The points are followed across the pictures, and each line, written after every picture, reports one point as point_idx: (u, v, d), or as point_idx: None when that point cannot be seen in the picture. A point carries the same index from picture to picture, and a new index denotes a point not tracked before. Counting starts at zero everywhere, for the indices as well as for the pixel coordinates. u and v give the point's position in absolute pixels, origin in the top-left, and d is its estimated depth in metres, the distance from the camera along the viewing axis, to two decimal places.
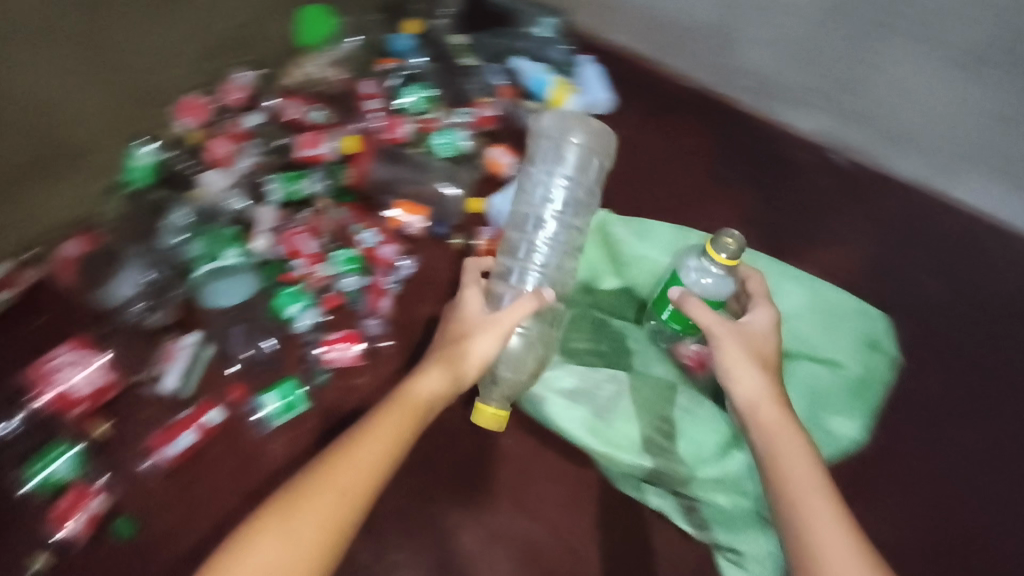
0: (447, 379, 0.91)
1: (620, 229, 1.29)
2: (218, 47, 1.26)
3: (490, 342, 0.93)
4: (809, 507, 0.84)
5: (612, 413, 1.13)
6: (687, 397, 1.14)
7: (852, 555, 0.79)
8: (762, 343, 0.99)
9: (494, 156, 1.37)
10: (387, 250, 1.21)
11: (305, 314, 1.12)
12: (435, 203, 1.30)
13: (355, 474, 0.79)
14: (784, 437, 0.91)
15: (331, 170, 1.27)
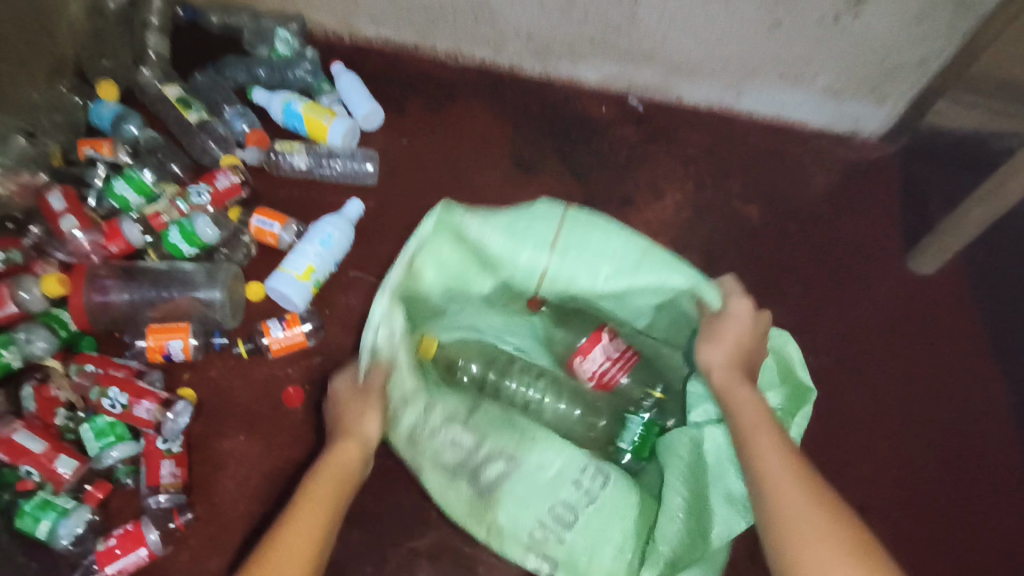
0: (359, 451, 0.82)
1: (482, 225, 0.89)
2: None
3: (352, 414, 0.84)
4: (772, 469, 0.69)
5: (495, 502, 0.85)
6: (597, 480, 0.86)
7: (843, 522, 0.64)
8: (734, 330, 0.83)
9: (258, 225, 1.15)
10: (143, 409, 0.93)
11: (62, 529, 0.87)
12: (199, 311, 1.07)
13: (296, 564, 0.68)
14: (743, 386, 0.78)
15: (45, 321, 0.99)
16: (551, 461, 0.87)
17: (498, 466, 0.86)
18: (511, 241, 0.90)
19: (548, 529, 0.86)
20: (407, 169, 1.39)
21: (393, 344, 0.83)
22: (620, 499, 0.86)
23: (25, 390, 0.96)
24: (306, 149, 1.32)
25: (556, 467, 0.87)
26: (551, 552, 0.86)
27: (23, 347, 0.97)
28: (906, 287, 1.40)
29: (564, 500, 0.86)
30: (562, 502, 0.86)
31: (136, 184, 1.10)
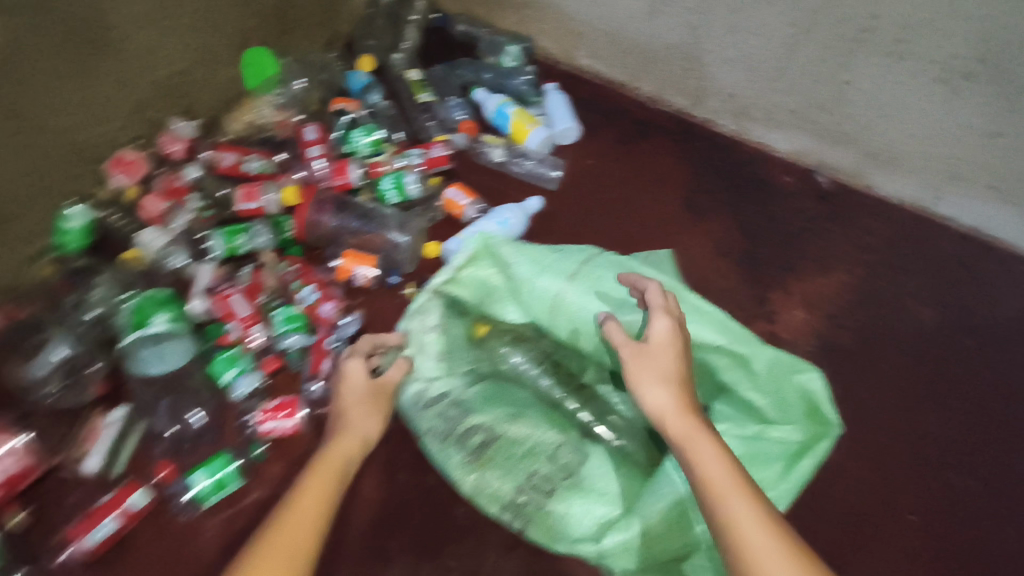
0: (354, 449, 0.83)
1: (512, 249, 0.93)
2: (155, 99, 1.24)
3: (359, 413, 0.85)
4: (764, 553, 0.62)
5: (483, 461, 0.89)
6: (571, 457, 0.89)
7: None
8: (664, 361, 0.77)
9: (450, 196, 1.31)
10: (327, 307, 1.12)
11: (240, 381, 1.04)
12: (388, 249, 1.24)
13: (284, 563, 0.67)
14: (708, 441, 0.70)
15: (274, 222, 1.21)
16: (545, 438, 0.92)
17: (480, 437, 0.90)
18: (540, 266, 0.93)
19: (529, 494, 0.87)
20: (586, 185, 1.50)
21: (422, 331, 0.93)
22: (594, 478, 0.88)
23: (245, 270, 1.18)
24: (505, 145, 1.48)
25: (534, 441, 0.91)
26: (524, 511, 0.85)
27: (252, 239, 1.20)
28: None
29: (542, 472, 0.88)
30: (541, 472, 0.87)
31: (368, 136, 1.32)
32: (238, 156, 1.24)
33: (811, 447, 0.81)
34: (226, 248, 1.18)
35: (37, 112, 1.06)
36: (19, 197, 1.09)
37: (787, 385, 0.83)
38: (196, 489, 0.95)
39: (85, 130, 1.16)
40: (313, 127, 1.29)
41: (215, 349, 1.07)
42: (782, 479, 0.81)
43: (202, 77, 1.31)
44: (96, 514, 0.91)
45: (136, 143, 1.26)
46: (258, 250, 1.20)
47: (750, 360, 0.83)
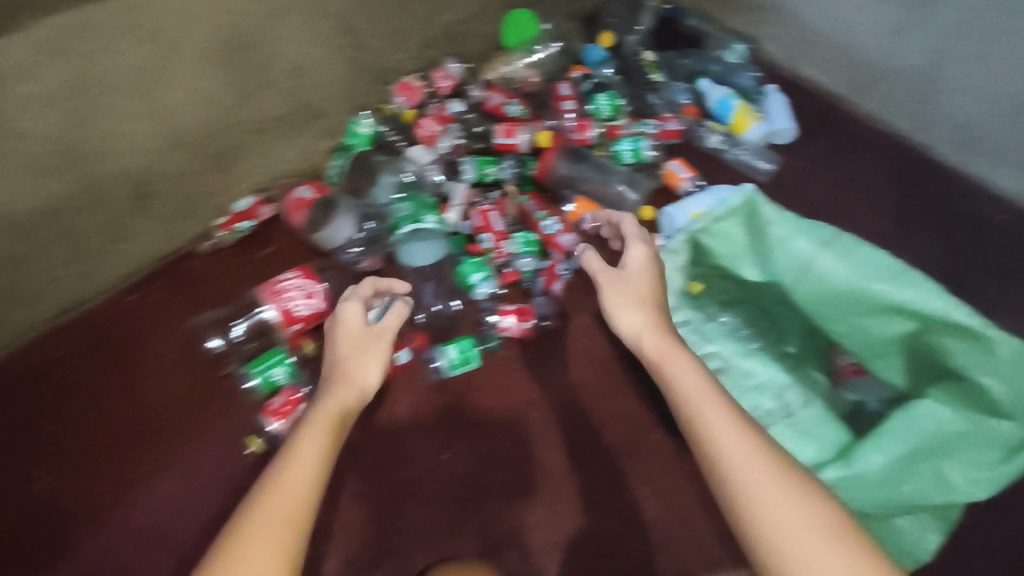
0: (353, 396, 0.84)
1: (777, 213, 1.00)
2: (442, 38, 1.42)
3: (354, 357, 0.89)
4: (740, 454, 0.68)
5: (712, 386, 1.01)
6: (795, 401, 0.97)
7: (816, 503, 0.65)
8: (638, 284, 0.89)
9: (672, 167, 1.42)
10: (567, 238, 1.25)
11: (483, 285, 1.19)
12: (615, 203, 1.39)
13: (310, 473, 0.70)
14: (681, 357, 0.79)
15: (522, 159, 1.38)
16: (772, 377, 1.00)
17: (714, 366, 1.02)
18: (797, 228, 0.99)
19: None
20: (791, 183, 1.57)
21: (669, 269, 1.04)
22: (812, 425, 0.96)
23: (491, 194, 1.36)
24: (725, 133, 1.57)
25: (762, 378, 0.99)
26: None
27: (501, 170, 1.36)
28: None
29: (764, 407, 0.98)
30: (761, 408, 0.98)
31: (612, 102, 1.43)
32: (503, 99, 1.40)
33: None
34: (481, 173, 1.35)
35: (364, 31, 1.25)
36: (332, 100, 1.29)
37: None
38: (445, 358, 1.13)
39: (389, 55, 1.34)
40: (568, 86, 1.44)
41: (466, 254, 1.25)
42: (1002, 464, 0.85)
43: (477, 25, 1.48)
44: None
45: (417, 75, 1.43)
46: (504, 181, 1.37)
47: (996, 345, 0.85)
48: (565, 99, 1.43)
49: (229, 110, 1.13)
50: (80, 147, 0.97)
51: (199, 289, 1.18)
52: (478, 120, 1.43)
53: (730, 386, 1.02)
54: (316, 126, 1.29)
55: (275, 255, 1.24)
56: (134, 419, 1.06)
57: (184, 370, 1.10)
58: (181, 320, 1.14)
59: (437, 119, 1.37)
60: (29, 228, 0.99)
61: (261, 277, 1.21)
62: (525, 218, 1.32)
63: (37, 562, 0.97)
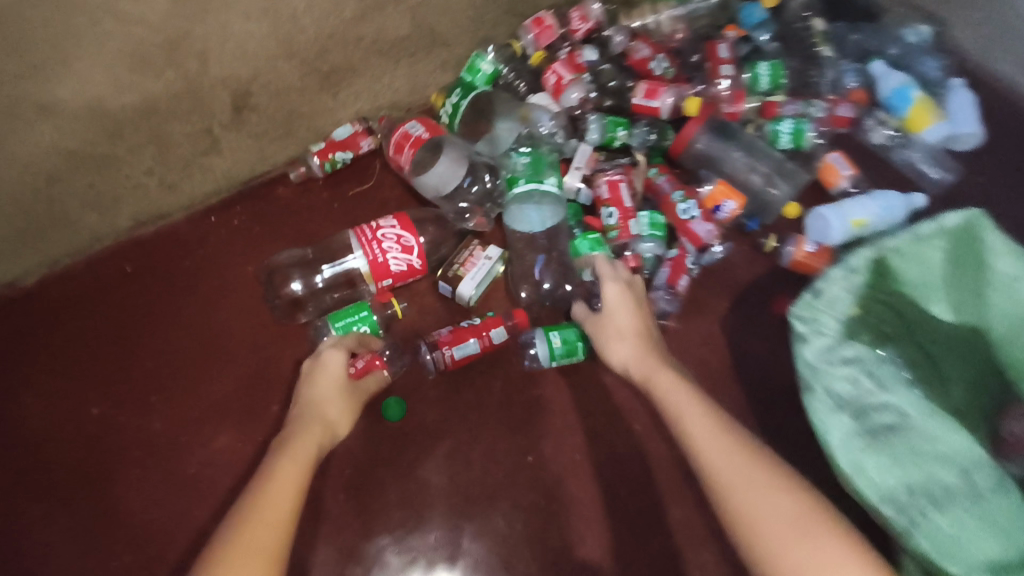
0: (326, 433, 0.78)
1: (1006, 250, 0.84)
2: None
3: (330, 402, 0.83)
4: (717, 458, 0.67)
5: (884, 442, 0.78)
6: (983, 478, 0.77)
7: (787, 495, 0.62)
8: (620, 320, 0.86)
9: (831, 161, 1.19)
10: (703, 228, 1.07)
11: (598, 268, 0.99)
12: (758, 194, 1.17)
13: (290, 494, 0.65)
14: (662, 370, 0.79)
15: (660, 128, 1.19)
16: (959, 443, 0.79)
17: (889, 418, 0.79)
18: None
19: (917, 497, 0.75)
20: (963, 202, 1.32)
21: (846, 289, 0.83)
22: (1000, 513, 0.74)
23: (618, 161, 1.18)
24: (897, 128, 1.31)
25: (939, 442, 0.78)
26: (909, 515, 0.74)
27: (633, 136, 1.19)
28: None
29: (945, 479, 0.76)
30: (942, 479, 0.76)
31: (774, 72, 1.21)
32: (649, 52, 1.20)
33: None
34: (610, 136, 1.17)
35: None
36: (455, 28, 1.12)
37: None
38: (547, 343, 0.94)
39: None
40: (725, 46, 1.22)
41: (583, 226, 1.08)
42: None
43: None
44: (455, 333, 0.94)
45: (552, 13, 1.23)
46: (633, 149, 1.20)
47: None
48: (720, 63, 1.21)
49: (346, 21, 0.98)
50: (180, 35, 0.83)
51: (281, 222, 1.06)
52: (614, 74, 1.24)
53: (907, 444, 0.78)
54: (435, 56, 1.13)
55: (367, 197, 1.10)
56: (199, 358, 0.95)
57: (255, 310, 0.98)
58: (265, 254, 1.03)
59: (567, 67, 1.17)
60: (116, 124, 0.87)
61: (349, 219, 1.09)
62: (654, 196, 1.14)
63: (77, 494, 0.88)
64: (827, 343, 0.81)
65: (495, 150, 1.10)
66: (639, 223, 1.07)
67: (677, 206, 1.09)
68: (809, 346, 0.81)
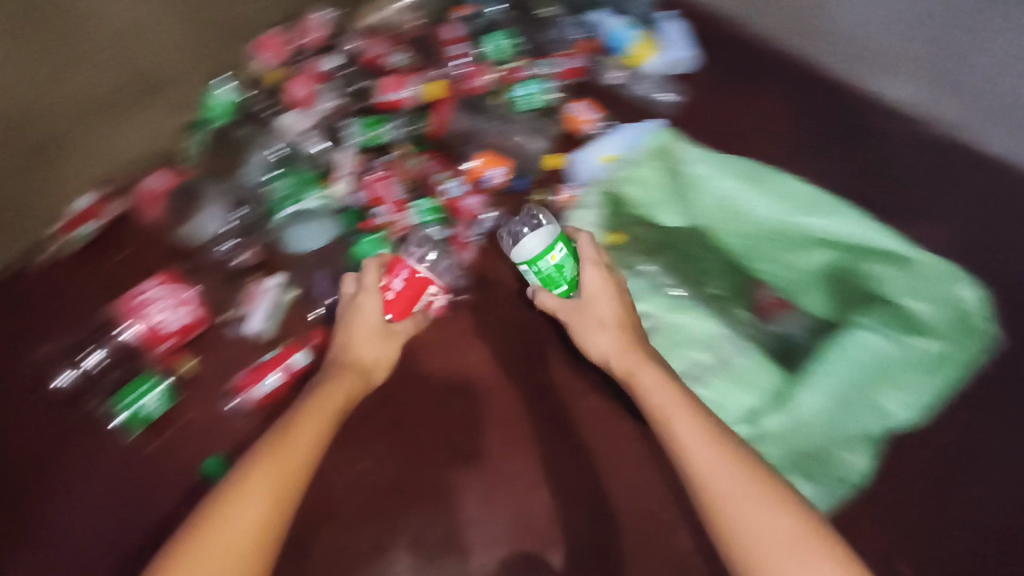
0: (359, 380, 0.92)
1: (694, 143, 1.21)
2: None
3: (310, 423, 0.79)
4: (701, 459, 0.72)
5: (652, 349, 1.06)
6: (732, 347, 1.07)
7: (779, 515, 0.66)
8: (597, 308, 0.96)
9: (571, 110, 1.28)
10: (473, 200, 1.16)
11: None
12: (520, 154, 1.25)
13: (248, 532, 0.64)
14: (646, 366, 0.88)
15: (412, 116, 1.23)
16: (701, 328, 1.08)
17: (649, 329, 1.08)
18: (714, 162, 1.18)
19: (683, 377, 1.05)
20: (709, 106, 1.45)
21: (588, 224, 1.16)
22: (745, 368, 1.06)
23: (382, 159, 1.19)
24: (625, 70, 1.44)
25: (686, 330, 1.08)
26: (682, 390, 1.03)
27: (388, 130, 1.21)
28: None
29: (696, 357, 1.06)
30: (694, 356, 1.06)
31: (510, 40, 1.30)
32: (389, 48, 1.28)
33: (958, 359, 1.03)
34: (366, 137, 1.19)
35: None
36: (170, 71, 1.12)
37: (948, 295, 1.07)
38: (557, 250, 0.96)
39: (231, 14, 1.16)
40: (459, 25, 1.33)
41: (363, 229, 1.11)
42: (931, 390, 1.02)
43: None
44: (258, 372, 0.98)
45: (281, 26, 1.25)
46: (395, 142, 1.21)
47: (913, 264, 1.10)
48: (451, 41, 1.31)
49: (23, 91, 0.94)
50: None
51: (37, 317, 1.02)
52: (356, 75, 1.26)
53: (665, 346, 1.07)
54: (159, 104, 1.11)
55: (123, 267, 1.07)
56: (2, 477, 0.95)
57: (34, 416, 0.98)
58: (27, 354, 1.01)
59: (309, 77, 1.21)
60: None
61: (106, 294, 1.04)
62: (422, 182, 1.17)
63: None
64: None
65: (241, 180, 1.11)
66: (411, 212, 1.12)
67: (440, 188, 1.16)
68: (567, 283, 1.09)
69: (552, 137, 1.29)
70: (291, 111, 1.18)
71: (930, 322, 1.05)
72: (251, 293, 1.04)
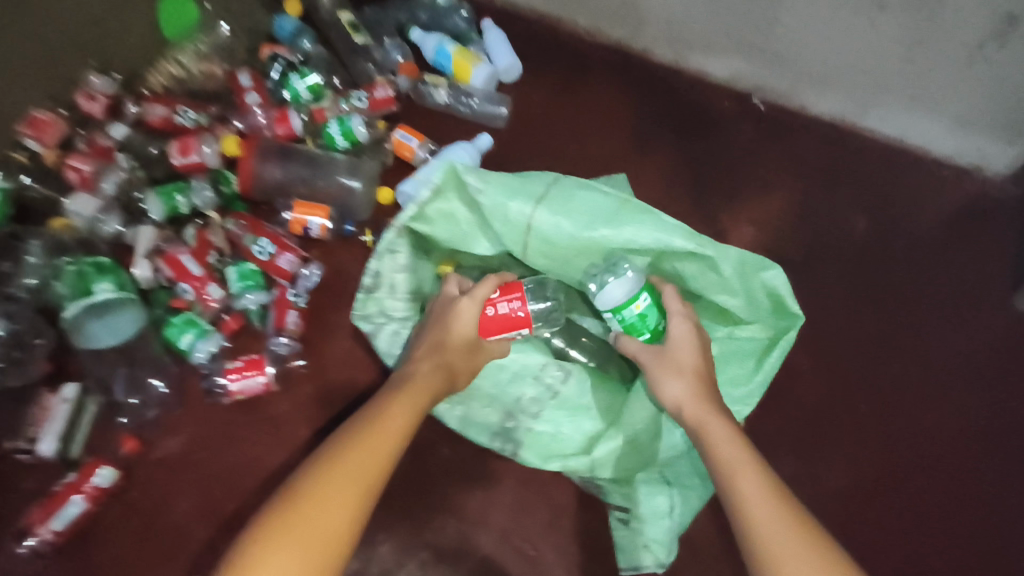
0: (430, 384, 0.86)
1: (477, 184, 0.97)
2: (60, 54, 1.08)
3: (404, 412, 0.80)
4: (749, 489, 0.74)
5: (468, 391, 0.98)
6: (557, 376, 0.99)
7: (805, 545, 0.68)
8: (682, 357, 0.88)
9: (398, 139, 1.27)
10: (285, 260, 1.05)
11: (199, 345, 0.99)
12: (340, 198, 1.19)
13: (340, 512, 0.66)
14: (715, 418, 0.83)
15: (216, 178, 1.15)
16: (530, 360, 0.99)
17: None
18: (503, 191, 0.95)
19: (519, 418, 0.97)
20: (532, 122, 1.49)
21: (393, 270, 1.01)
22: (578, 396, 0.99)
23: (190, 230, 1.11)
24: (449, 86, 1.44)
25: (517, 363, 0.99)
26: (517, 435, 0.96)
27: (191, 197, 1.12)
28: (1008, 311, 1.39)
29: (530, 394, 0.98)
30: (528, 395, 0.98)
31: (309, 82, 1.26)
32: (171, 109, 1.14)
33: (781, 341, 0.90)
34: (168, 209, 1.11)
35: None
36: None
37: (753, 284, 0.88)
38: (638, 300, 0.88)
39: None
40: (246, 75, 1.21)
41: (170, 313, 1.02)
42: (753, 377, 0.92)
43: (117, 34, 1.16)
44: (48, 505, 0.90)
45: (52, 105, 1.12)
46: (202, 209, 1.14)
47: (718, 264, 0.89)
48: (241, 93, 1.19)
49: None
50: None
51: None
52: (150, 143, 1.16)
53: (485, 384, 0.97)
54: None
55: None
56: None
57: None
58: None
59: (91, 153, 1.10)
60: None
61: None
62: (235, 249, 1.10)
63: None
64: (394, 327, 1.03)
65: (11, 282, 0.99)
66: (215, 290, 1.03)
67: (249, 253, 1.06)
68: (378, 339, 1.03)
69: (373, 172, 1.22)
70: (75, 194, 1.07)
71: (744, 315, 0.93)
72: (37, 417, 0.96)
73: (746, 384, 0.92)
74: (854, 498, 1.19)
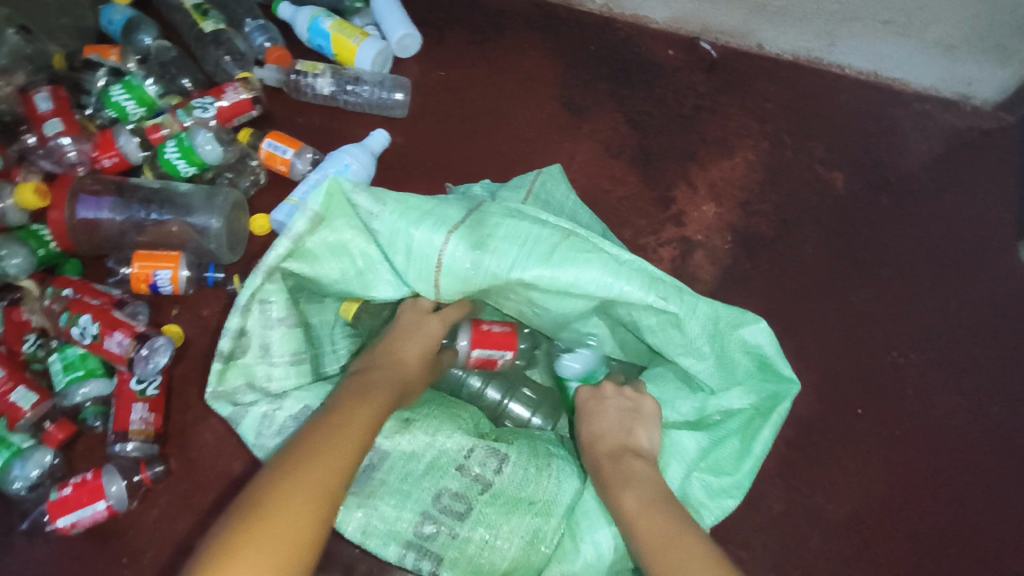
0: (393, 384, 0.71)
1: (371, 209, 0.79)
2: None
3: (370, 405, 0.67)
4: (654, 552, 0.63)
5: (370, 493, 0.77)
6: (489, 465, 0.80)
7: None
8: (591, 419, 0.78)
9: (268, 149, 1.01)
10: (114, 341, 0.79)
11: (16, 471, 0.75)
12: (192, 240, 0.94)
13: (305, 511, 0.55)
14: (613, 471, 0.72)
15: (24, 238, 0.87)
16: (449, 445, 0.80)
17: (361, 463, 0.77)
18: (409, 222, 0.80)
19: (439, 521, 0.77)
20: (441, 103, 1.23)
21: (264, 326, 0.80)
22: (517, 488, 0.79)
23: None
24: (331, 71, 1.17)
25: (437, 450, 0.79)
26: (434, 545, 0.77)
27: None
28: (1014, 265, 1.20)
29: (453, 488, 0.78)
30: (450, 490, 0.78)
31: (136, 94, 1.00)
32: None
33: (770, 413, 0.80)
34: None
35: None
36: None
37: (729, 343, 0.81)
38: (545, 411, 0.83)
39: None
40: (43, 93, 0.92)
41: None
42: (741, 461, 0.81)
43: None
44: None
45: None
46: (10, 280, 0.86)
47: (683, 320, 0.80)
48: (37, 118, 0.92)
49: None
50: None
51: None
52: None
53: (391, 483, 0.77)
54: None
55: None
56: None
57: None
58: None
59: None
60: None
61: None
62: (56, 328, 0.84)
63: None
64: (265, 410, 0.80)
65: None
66: (27, 395, 0.78)
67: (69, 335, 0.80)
68: (243, 424, 0.79)
69: (232, 201, 0.96)
70: None
71: (715, 383, 0.82)
72: None
73: (730, 474, 0.81)
74: (862, 516, 1.01)
